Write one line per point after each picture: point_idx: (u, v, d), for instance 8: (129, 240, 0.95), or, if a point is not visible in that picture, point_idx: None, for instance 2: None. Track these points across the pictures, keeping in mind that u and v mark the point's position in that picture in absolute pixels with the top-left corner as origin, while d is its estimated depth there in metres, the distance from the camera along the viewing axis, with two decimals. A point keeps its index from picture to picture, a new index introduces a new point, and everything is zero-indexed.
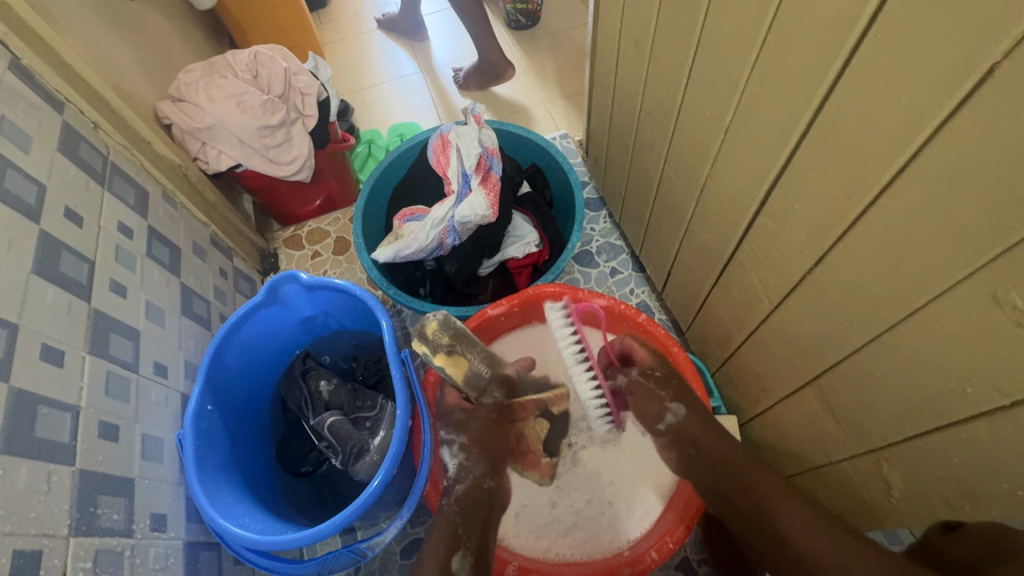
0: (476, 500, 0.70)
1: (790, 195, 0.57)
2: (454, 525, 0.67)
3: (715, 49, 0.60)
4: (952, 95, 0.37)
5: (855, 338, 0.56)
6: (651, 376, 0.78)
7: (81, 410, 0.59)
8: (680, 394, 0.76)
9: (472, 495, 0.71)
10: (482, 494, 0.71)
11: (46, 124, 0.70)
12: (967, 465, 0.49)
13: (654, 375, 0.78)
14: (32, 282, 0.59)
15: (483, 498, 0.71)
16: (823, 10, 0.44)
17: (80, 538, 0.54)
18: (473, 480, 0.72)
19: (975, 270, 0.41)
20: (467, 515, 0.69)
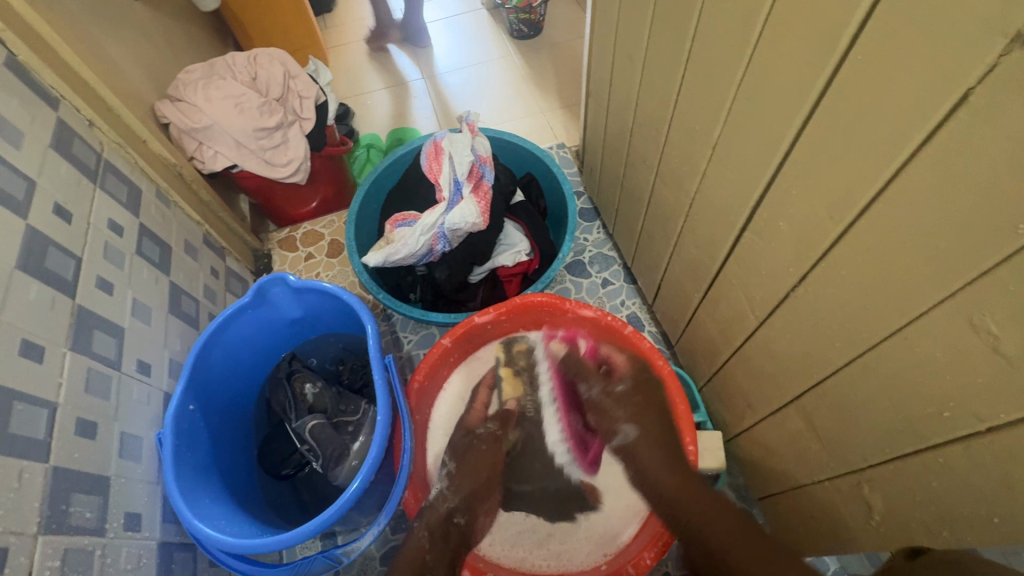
0: (445, 532, 0.71)
1: (775, 211, 0.57)
2: (422, 550, 0.68)
3: (704, 65, 0.61)
4: (930, 117, 0.37)
5: (836, 357, 0.55)
6: (610, 392, 0.78)
7: (59, 407, 0.59)
8: (639, 417, 0.74)
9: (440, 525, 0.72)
10: (450, 528, 0.72)
11: (39, 120, 0.70)
12: (944, 490, 0.48)
13: (614, 391, 0.78)
14: (15, 278, 0.59)
15: (452, 536, 0.71)
16: (807, 29, 0.44)
17: (50, 536, 0.54)
18: (444, 510, 0.73)
19: (951, 294, 0.41)
20: (435, 543, 0.69)
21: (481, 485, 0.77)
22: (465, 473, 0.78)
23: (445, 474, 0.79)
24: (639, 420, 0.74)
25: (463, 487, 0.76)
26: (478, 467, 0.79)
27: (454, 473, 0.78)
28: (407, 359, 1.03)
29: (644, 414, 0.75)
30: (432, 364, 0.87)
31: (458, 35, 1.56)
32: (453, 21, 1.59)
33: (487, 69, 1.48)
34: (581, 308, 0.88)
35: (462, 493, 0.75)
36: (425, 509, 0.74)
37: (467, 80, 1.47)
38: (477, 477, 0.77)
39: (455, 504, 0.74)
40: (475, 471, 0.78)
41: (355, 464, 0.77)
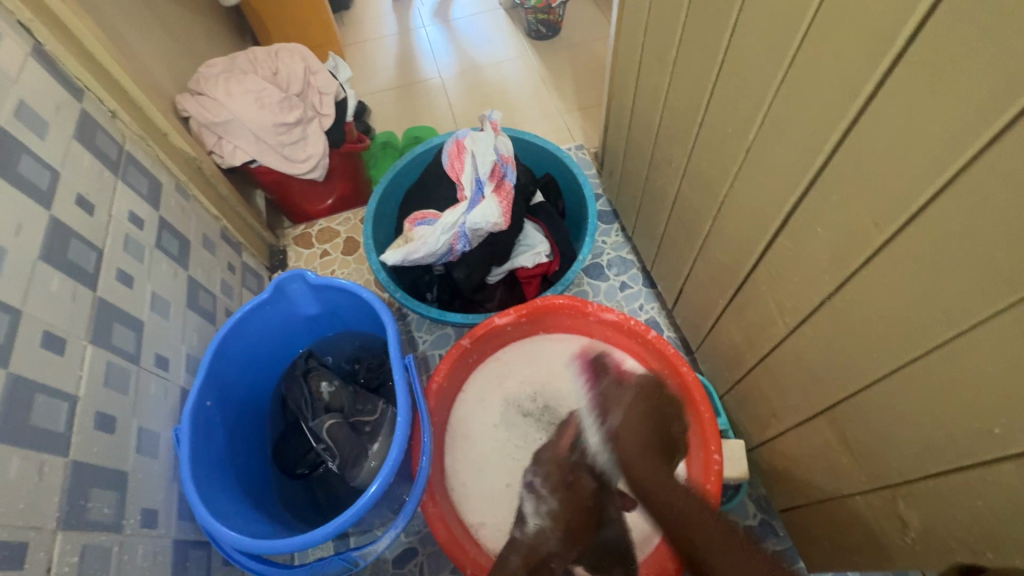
0: (534, 571, 0.75)
1: (812, 217, 0.55)
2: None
3: (740, 67, 0.59)
4: (993, 122, 0.35)
5: (873, 369, 0.54)
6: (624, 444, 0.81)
7: (79, 400, 0.58)
8: (630, 409, 0.84)
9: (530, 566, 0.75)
10: (541, 569, 0.76)
11: (64, 110, 0.70)
12: (991, 509, 0.47)
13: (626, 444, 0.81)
14: (38, 269, 0.58)
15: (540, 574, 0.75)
16: (858, 30, 0.43)
17: (69, 532, 0.53)
18: (545, 551, 0.77)
19: (1007, 307, 0.39)
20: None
21: (576, 530, 0.78)
22: (568, 509, 0.79)
23: (544, 511, 0.80)
24: (624, 422, 0.82)
25: (563, 528, 0.78)
26: (576, 511, 0.79)
27: (555, 513, 0.79)
28: (423, 360, 1.02)
29: (628, 420, 0.82)
30: (452, 365, 0.86)
31: (474, 32, 1.56)
32: (470, 20, 1.58)
33: (504, 69, 1.47)
34: (603, 311, 0.88)
35: (560, 534, 0.78)
36: (518, 545, 0.77)
37: (485, 79, 1.46)
38: (575, 519, 0.78)
39: (550, 547, 0.77)
40: (573, 514, 0.79)
41: (373, 465, 0.75)
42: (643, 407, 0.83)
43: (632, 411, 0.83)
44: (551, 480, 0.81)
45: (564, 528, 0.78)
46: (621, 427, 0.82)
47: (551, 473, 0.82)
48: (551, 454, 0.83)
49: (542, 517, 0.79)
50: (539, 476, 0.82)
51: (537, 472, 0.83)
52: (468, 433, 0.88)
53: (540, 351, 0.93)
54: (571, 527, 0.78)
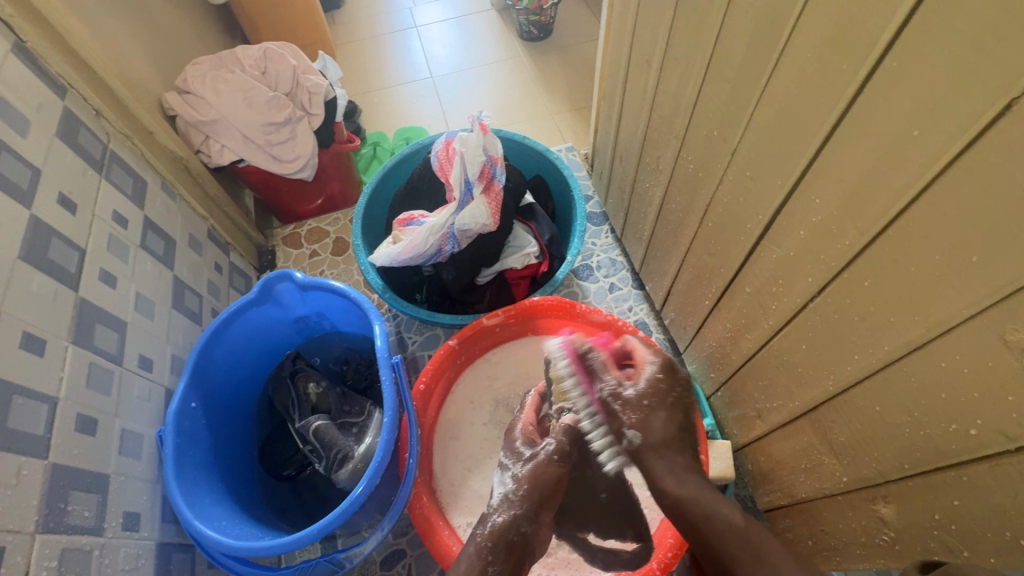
0: (508, 541, 0.63)
1: (795, 220, 0.56)
2: (484, 562, 0.61)
3: (727, 70, 0.60)
4: (967, 130, 0.36)
5: (854, 371, 0.55)
6: (620, 395, 0.65)
7: (60, 402, 0.58)
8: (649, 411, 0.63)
9: (504, 534, 0.64)
10: (515, 539, 0.64)
11: (45, 107, 0.69)
12: (968, 508, 0.48)
13: (623, 395, 0.65)
14: (18, 268, 0.58)
15: (514, 546, 0.63)
16: (840, 36, 0.43)
17: (47, 535, 0.52)
18: (508, 518, 0.65)
19: (982, 310, 0.40)
20: (499, 554, 0.62)
21: (544, 496, 0.69)
22: (533, 480, 0.69)
23: (510, 478, 0.71)
24: (646, 431, 0.62)
25: (531, 494, 0.68)
26: (549, 479, 0.69)
27: (521, 478, 0.69)
28: (412, 360, 1.01)
29: (655, 421, 0.62)
30: (439, 365, 0.87)
31: (467, 33, 1.55)
32: (461, 21, 1.58)
33: (494, 70, 1.47)
34: (591, 313, 0.88)
35: (528, 501, 0.67)
36: (489, 520, 0.66)
37: (477, 79, 1.46)
38: (545, 488, 0.69)
39: (519, 510, 0.66)
40: (541, 479, 0.69)
41: (356, 467, 0.74)
42: (673, 398, 0.64)
43: (654, 411, 0.63)
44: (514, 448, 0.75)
45: (532, 496, 0.68)
46: (649, 432, 0.62)
47: (517, 437, 0.77)
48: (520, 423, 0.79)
49: (510, 486, 0.70)
50: (511, 454, 0.75)
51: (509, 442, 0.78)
52: (457, 434, 0.88)
53: (528, 352, 0.93)
54: (539, 495, 0.68)
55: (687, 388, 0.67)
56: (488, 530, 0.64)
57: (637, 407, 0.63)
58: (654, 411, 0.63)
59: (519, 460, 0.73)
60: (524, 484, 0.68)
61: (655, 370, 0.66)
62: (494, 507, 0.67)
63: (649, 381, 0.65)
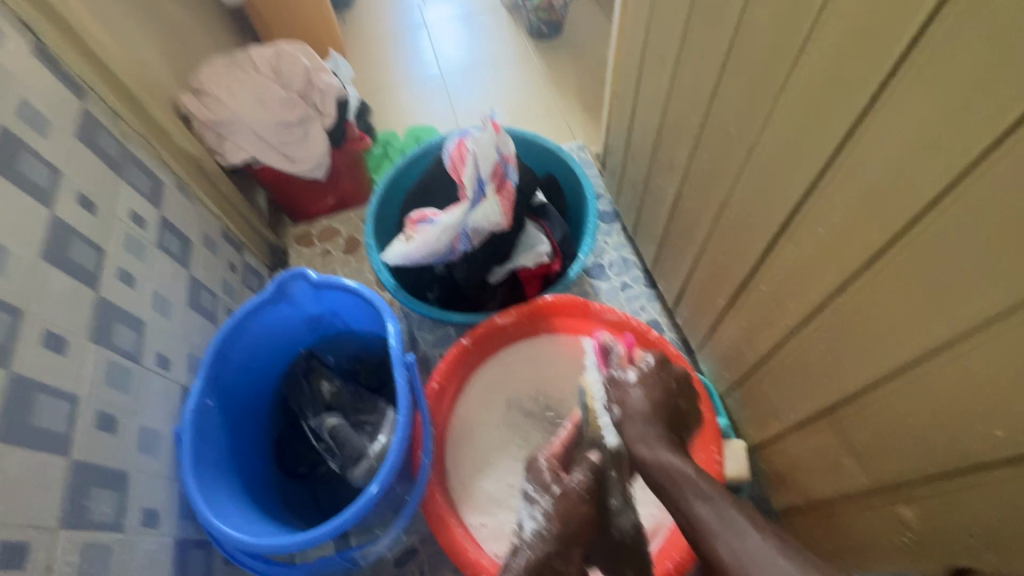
0: (542, 573, 0.62)
1: (813, 219, 0.55)
2: None
3: (743, 67, 0.59)
4: (994, 128, 0.36)
5: (874, 372, 0.54)
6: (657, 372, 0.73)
7: (80, 400, 0.58)
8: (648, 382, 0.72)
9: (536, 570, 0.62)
10: (546, 573, 0.63)
11: (64, 108, 0.69)
12: (992, 511, 0.47)
13: (640, 415, 0.69)
14: (39, 268, 0.58)
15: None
16: (862, 30, 0.43)
17: (69, 531, 0.53)
18: (534, 554, 0.63)
19: (1008, 311, 0.39)
20: None
21: (578, 532, 0.66)
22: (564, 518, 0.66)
23: (540, 514, 0.68)
24: (624, 402, 0.71)
25: (561, 528, 0.65)
26: (578, 516, 0.66)
27: (551, 513, 0.67)
28: (424, 359, 1.02)
29: (634, 394, 0.71)
30: (451, 365, 0.87)
31: (477, 32, 1.55)
32: (471, 20, 1.58)
33: (504, 69, 1.47)
34: (604, 312, 0.88)
35: (560, 537, 0.65)
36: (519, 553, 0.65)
37: (488, 77, 1.46)
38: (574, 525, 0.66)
39: (550, 546, 0.64)
40: (569, 518, 0.66)
41: (370, 465, 0.74)
42: (659, 380, 0.72)
43: (647, 391, 0.71)
44: (540, 482, 0.72)
45: (566, 535, 0.65)
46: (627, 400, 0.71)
47: (544, 470, 0.74)
48: (546, 455, 0.77)
49: (539, 520, 0.67)
50: (534, 482, 0.73)
51: (534, 472, 0.75)
52: (470, 433, 0.88)
53: (541, 352, 0.93)
54: (570, 528, 0.65)
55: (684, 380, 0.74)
56: (522, 559, 0.64)
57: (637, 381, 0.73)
58: (635, 386, 0.72)
59: (549, 494, 0.70)
60: (555, 520, 0.66)
61: (645, 366, 0.74)
62: (523, 540, 0.66)
63: (639, 374, 0.73)
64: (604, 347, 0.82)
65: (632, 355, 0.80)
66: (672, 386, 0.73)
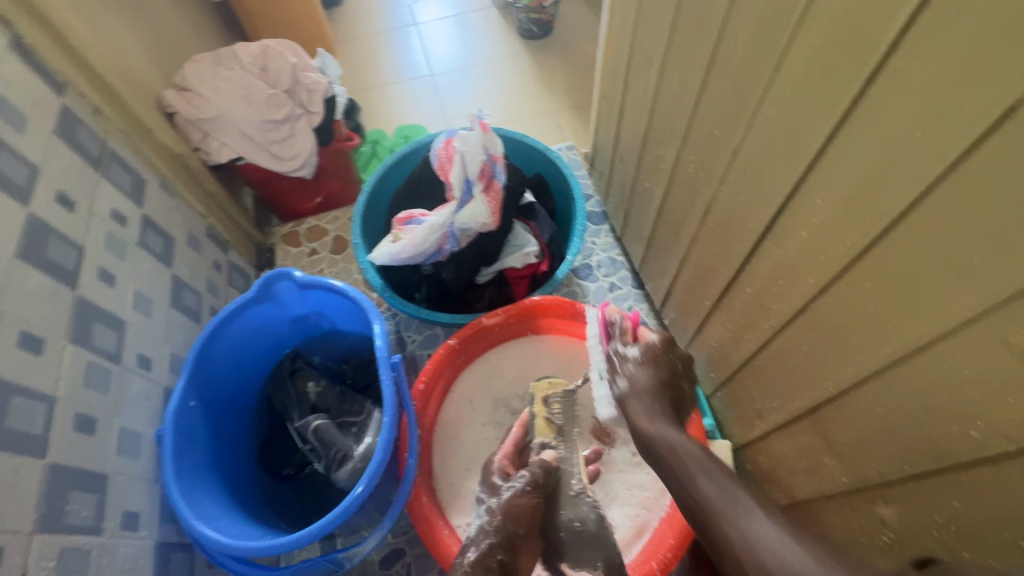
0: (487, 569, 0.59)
1: (796, 221, 0.56)
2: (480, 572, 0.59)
3: (728, 71, 0.60)
4: (968, 136, 0.36)
5: (855, 373, 0.55)
6: (652, 352, 0.70)
7: (58, 401, 0.57)
8: (643, 366, 0.69)
9: (484, 565, 0.60)
10: (493, 566, 0.60)
11: (43, 104, 0.68)
12: (968, 510, 0.48)
13: (653, 355, 0.70)
14: (16, 266, 0.57)
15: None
16: (843, 36, 0.43)
17: (45, 535, 0.52)
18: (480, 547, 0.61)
19: (983, 313, 0.40)
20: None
21: (523, 524, 0.65)
22: (507, 511, 0.66)
23: (485, 510, 0.68)
24: (629, 378, 0.68)
25: (509, 524, 0.64)
26: (524, 508, 0.66)
27: (494, 509, 0.66)
28: (411, 359, 1.01)
29: (632, 371, 0.68)
30: (439, 365, 0.87)
31: (467, 31, 1.55)
32: (461, 19, 1.57)
33: (495, 68, 1.47)
34: (592, 312, 0.88)
35: (503, 532, 0.63)
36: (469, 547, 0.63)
37: (477, 77, 1.45)
38: (526, 517, 0.66)
39: (495, 540, 0.62)
40: (517, 517, 0.65)
41: (356, 466, 0.73)
42: (656, 361, 0.70)
43: (642, 368, 0.69)
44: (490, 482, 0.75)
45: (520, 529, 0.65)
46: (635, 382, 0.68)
47: (494, 471, 0.77)
48: (497, 456, 0.79)
49: (486, 517, 0.66)
50: (487, 487, 0.74)
51: (487, 480, 0.76)
52: (457, 434, 0.88)
53: (528, 352, 0.93)
54: (519, 526, 0.65)
55: (685, 365, 0.72)
56: (467, 561, 0.61)
57: (627, 367, 0.70)
58: (631, 365, 0.69)
59: (495, 494, 0.71)
60: (497, 515, 0.65)
61: (642, 346, 0.71)
62: (471, 539, 0.64)
63: (638, 352, 0.70)
64: (608, 325, 0.79)
65: (636, 335, 0.75)
66: (675, 370, 0.70)
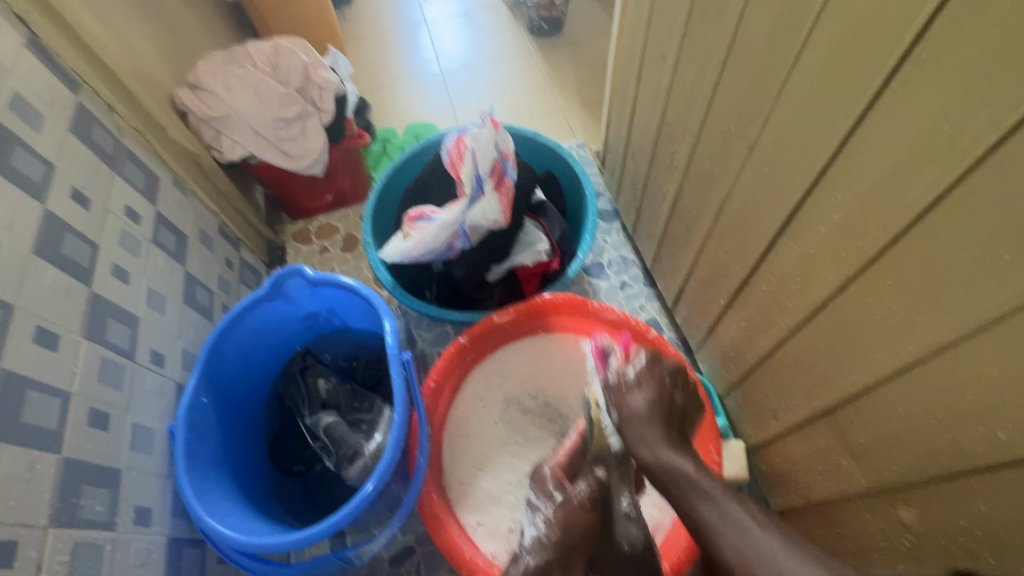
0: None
1: (814, 218, 0.55)
2: None
3: (745, 65, 0.59)
4: (996, 129, 0.35)
5: (875, 373, 0.53)
6: (660, 383, 0.69)
7: (72, 396, 0.58)
8: (646, 383, 0.68)
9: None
10: None
11: (59, 103, 0.69)
12: (994, 514, 0.46)
13: (630, 378, 0.70)
14: (31, 262, 0.58)
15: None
16: (865, 26, 0.42)
17: (60, 530, 0.53)
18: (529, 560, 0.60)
19: (1011, 312, 0.39)
20: None
21: (579, 542, 0.61)
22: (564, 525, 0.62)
23: (540, 521, 0.65)
24: (622, 405, 0.68)
25: (565, 542, 0.61)
26: (581, 524, 0.62)
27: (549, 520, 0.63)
28: (421, 357, 1.01)
29: (634, 398, 0.67)
30: (449, 363, 0.86)
31: (478, 29, 1.54)
32: (471, 17, 1.57)
33: (505, 66, 1.46)
34: (604, 310, 0.88)
35: (560, 545, 0.60)
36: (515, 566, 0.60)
37: (487, 74, 1.45)
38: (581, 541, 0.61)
39: (550, 554, 0.60)
40: (570, 527, 0.62)
41: (367, 464, 0.73)
42: (652, 377, 0.69)
43: (638, 385, 0.69)
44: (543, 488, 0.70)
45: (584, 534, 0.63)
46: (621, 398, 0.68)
47: (548, 479, 0.71)
48: (551, 464, 0.73)
49: (540, 527, 0.64)
50: (539, 496, 0.70)
51: (538, 484, 0.72)
52: (466, 432, 0.87)
53: (539, 350, 0.92)
54: (571, 540, 0.61)
55: (675, 376, 0.71)
56: (519, 569, 0.60)
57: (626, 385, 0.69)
58: (632, 388, 0.69)
59: (552, 504, 0.67)
60: (556, 528, 0.62)
61: (641, 363, 0.70)
62: (523, 550, 0.62)
63: (636, 371, 0.70)
64: (603, 350, 0.79)
65: (628, 351, 0.76)
66: (667, 385, 0.69)
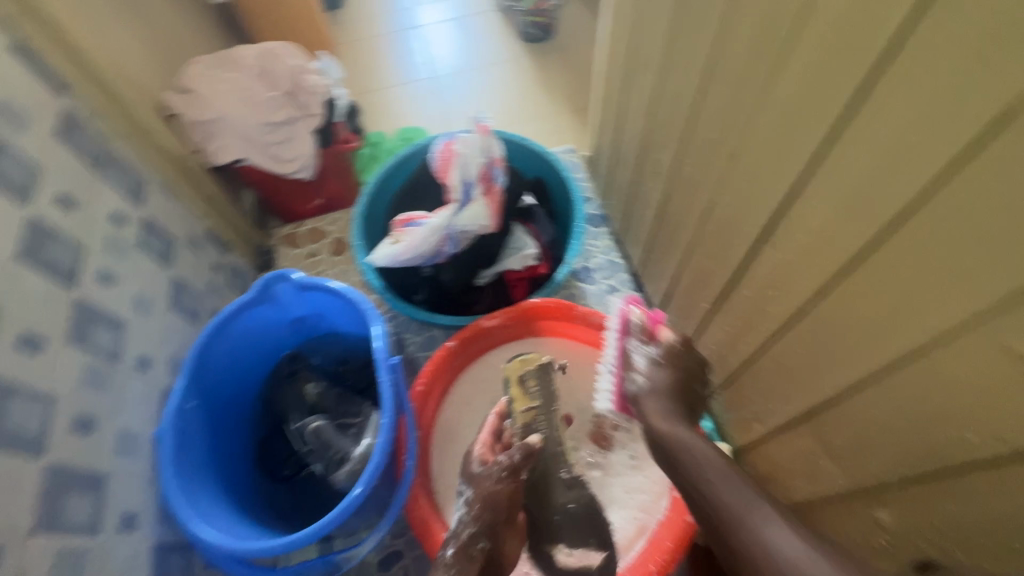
0: (469, 557, 0.67)
1: (794, 225, 0.56)
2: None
3: (727, 76, 0.60)
4: (963, 141, 0.36)
5: (853, 376, 0.55)
6: (679, 356, 0.74)
7: (56, 402, 0.57)
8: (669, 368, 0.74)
9: (466, 552, 0.67)
10: (475, 553, 0.67)
11: (44, 106, 0.68)
12: (963, 513, 0.48)
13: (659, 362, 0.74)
14: (15, 267, 0.57)
15: (479, 562, 0.67)
16: (840, 40, 0.43)
17: (44, 536, 0.52)
18: (465, 536, 0.68)
19: (981, 316, 0.40)
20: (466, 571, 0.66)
21: (498, 513, 0.70)
22: (484, 499, 0.70)
23: (465, 501, 0.72)
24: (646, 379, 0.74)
25: (487, 516, 0.69)
26: (501, 498, 0.71)
27: (472, 500, 0.71)
28: (410, 361, 1.02)
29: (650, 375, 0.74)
30: (438, 366, 0.87)
31: (468, 34, 1.55)
32: (462, 22, 1.58)
33: (495, 72, 1.47)
34: (591, 313, 0.89)
35: (483, 521, 0.69)
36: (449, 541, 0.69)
37: (478, 79, 1.46)
38: (500, 512, 0.70)
39: (477, 530, 0.69)
40: (495, 504, 0.70)
41: (354, 468, 0.73)
42: (671, 360, 0.74)
43: (659, 368, 0.74)
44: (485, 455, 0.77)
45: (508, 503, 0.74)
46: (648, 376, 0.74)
47: (474, 458, 0.77)
48: (479, 442, 0.79)
49: (464, 507, 0.72)
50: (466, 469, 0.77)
51: (467, 458, 0.79)
52: (455, 436, 0.87)
53: (528, 353, 0.92)
54: (490, 514, 0.70)
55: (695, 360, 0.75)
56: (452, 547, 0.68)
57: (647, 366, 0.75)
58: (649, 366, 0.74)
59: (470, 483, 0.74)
60: (475, 505, 0.70)
61: (660, 346, 0.75)
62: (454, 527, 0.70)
63: (654, 351, 0.75)
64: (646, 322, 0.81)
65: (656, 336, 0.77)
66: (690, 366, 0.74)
